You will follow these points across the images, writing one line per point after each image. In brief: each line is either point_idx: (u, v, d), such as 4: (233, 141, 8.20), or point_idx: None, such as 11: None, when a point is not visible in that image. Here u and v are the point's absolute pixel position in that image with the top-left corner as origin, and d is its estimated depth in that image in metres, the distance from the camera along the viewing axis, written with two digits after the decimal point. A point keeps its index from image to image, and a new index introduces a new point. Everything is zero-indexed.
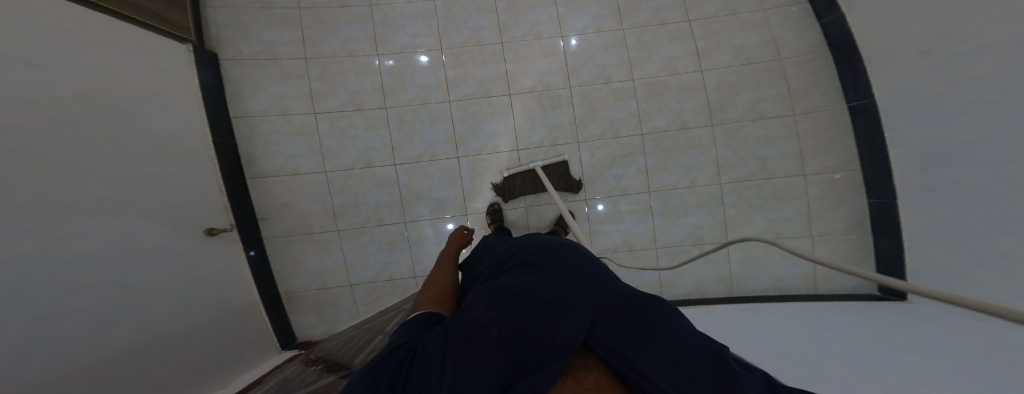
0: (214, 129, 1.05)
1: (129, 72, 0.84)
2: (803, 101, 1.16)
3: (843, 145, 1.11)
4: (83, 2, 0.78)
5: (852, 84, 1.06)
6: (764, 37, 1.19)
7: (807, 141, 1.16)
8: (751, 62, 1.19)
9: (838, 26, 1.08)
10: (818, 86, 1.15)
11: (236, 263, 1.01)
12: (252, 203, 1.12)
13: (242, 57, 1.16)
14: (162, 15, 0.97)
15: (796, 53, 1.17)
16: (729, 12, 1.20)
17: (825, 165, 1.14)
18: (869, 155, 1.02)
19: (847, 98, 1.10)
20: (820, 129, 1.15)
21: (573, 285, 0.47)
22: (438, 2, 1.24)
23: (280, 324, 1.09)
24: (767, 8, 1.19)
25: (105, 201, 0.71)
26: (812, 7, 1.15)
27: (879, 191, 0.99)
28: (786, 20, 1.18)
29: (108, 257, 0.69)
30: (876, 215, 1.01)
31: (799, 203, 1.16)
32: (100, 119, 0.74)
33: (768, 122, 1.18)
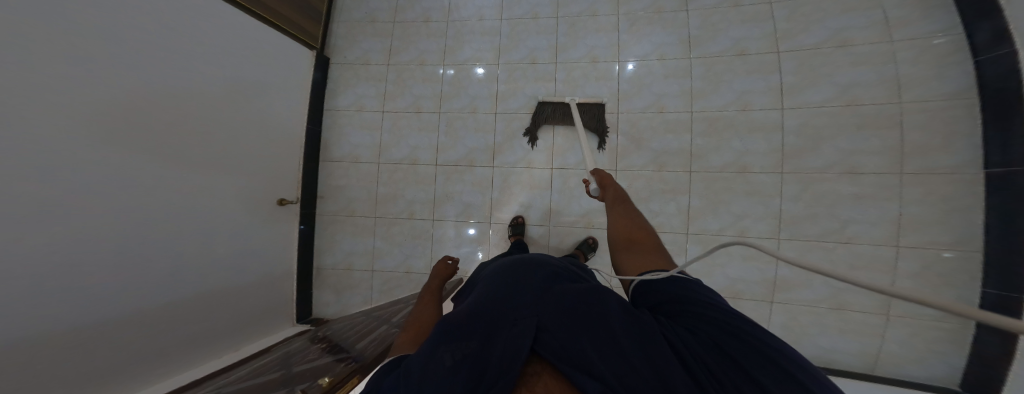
0: (309, 117, 1.28)
1: (261, 67, 1.08)
2: (915, 159, 0.93)
3: (966, 221, 0.89)
4: (248, 12, 1.04)
5: (1000, 143, 0.84)
6: (882, 76, 0.98)
7: (911, 207, 0.93)
8: (854, 104, 0.99)
9: (1000, 66, 0.84)
10: (950, 143, 0.91)
11: (288, 232, 1.19)
12: (316, 181, 1.31)
13: (345, 61, 1.38)
14: (295, 22, 1.21)
15: (923, 98, 0.94)
16: (838, 44, 1.01)
17: (929, 239, 0.91)
18: (1002, 232, 0.83)
19: (986, 161, 0.87)
20: (932, 196, 0.91)
21: (523, 298, 0.48)
22: (504, 22, 1.32)
23: (303, 297, 1.24)
24: (895, 41, 0.98)
25: (198, 166, 0.90)
26: (968, 41, 0.91)
27: (1006, 281, 0.81)
28: (917, 57, 0.95)
29: (183, 211, 0.87)
30: (992, 310, 0.83)
31: (883, 278, 0.94)
32: (219, 102, 0.95)
33: (862, 178, 0.96)
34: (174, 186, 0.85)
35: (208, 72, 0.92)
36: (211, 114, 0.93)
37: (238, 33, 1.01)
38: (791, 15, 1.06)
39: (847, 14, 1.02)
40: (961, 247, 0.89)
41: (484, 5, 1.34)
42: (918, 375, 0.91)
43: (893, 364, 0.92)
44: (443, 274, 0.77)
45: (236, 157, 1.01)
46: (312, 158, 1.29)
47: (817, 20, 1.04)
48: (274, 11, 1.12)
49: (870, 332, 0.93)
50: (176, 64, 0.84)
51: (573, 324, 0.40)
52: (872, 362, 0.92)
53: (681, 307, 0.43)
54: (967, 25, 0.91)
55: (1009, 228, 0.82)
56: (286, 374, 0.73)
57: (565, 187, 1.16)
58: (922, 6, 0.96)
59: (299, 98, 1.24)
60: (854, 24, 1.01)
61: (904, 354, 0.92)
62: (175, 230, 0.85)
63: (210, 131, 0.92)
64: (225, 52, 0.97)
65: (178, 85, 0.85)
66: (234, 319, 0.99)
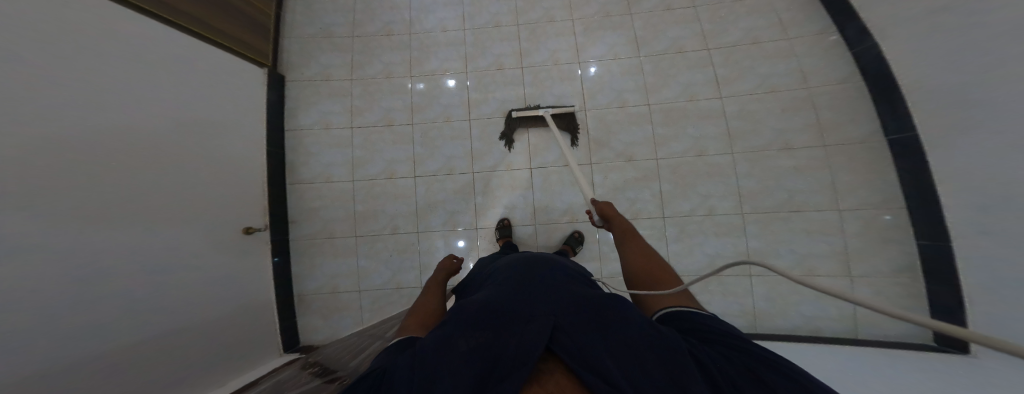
0: (269, 140, 1.21)
1: (214, 90, 1.03)
2: (834, 132, 1.08)
3: (885, 181, 1.02)
4: (200, 38, 1.01)
5: (893, 117, 0.98)
6: (791, 65, 1.13)
7: (842, 174, 1.06)
8: (776, 90, 1.13)
9: (874, 56, 1.00)
10: (853, 118, 1.07)
11: (261, 262, 1.12)
12: (287, 207, 1.24)
13: (304, 78, 1.33)
14: (243, 41, 1.15)
15: (828, 82, 1.10)
16: (751, 41, 1.17)
17: (864, 201, 1.04)
18: (915, 190, 0.94)
19: (885, 132, 1.01)
20: (856, 163, 1.05)
21: (539, 296, 0.49)
22: (467, 32, 1.35)
23: (289, 325, 1.17)
24: (792, 38, 1.15)
25: (158, 196, 0.84)
26: (843, 38, 1.10)
27: (933, 234, 0.89)
28: (813, 49, 1.13)
29: (146, 243, 0.80)
30: (929, 262, 0.91)
31: (835, 240, 1.05)
32: (175, 125, 0.89)
33: (799, 152, 1.09)
34: (132, 217, 0.78)
35: (155, 92, 0.85)
36: (173, 138, 0.88)
37: (182, 51, 0.95)
38: (713, 17, 1.21)
39: (755, 16, 1.19)
40: (891, 204, 1.01)
41: (445, 17, 1.37)
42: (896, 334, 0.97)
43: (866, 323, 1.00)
44: (449, 269, 0.79)
45: (197, 182, 0.94)
46: (279, 182, 1.23)
47: (735, 21, 1.19)
48: (221, 30, 1.07)
49: (839, 295, 1.04)
50: (118, 85, 0.78)
51: (587, 326, 0.41)
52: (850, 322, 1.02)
53: (703, 326, 0.40)
54: (838, 24, 1.10)
55: (921, 185, 0.91)
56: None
57: (545, 185, 1.20)
58: (806, 9, 1.16)
59: (257, 120, 1.18)
60: (762, 23, 1.18)
61: (876, 311, 1.01)
62: (138, 264, 0.77)
63: (165, 158, 0.86)
64: (170, 71, 0.91)
65: (128, 107, 0.79)
66: (212, 355, 0.91)
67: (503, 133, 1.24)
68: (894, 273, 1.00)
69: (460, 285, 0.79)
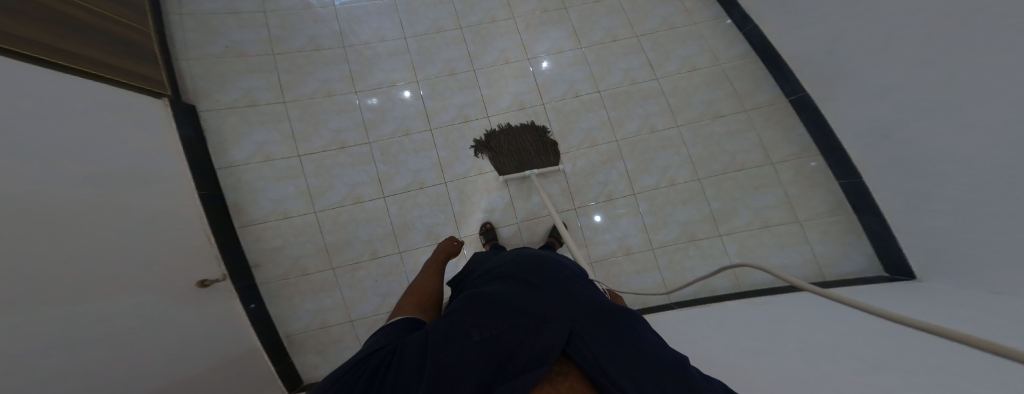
0: (198, 182, 1.07)
1: (122, 133, 0.89)
2: (750, 97, 1.27)
3: (796, 134, 1.23)
4: (93, 77, 0.88)
5: (785, 81, 1.21)
6: (701, 46, 1.31)
7: (765, 132, 1.25)
8: (697, 68, 1.29)
9: (759, 35, 1.23)
10: (758, 85, 1.27)
11: (229, 314, 1.01)
12: (244, 252, 1.13)
13: (220, 106, 1.20)
14: (131, 71, 0.99)
15: (732, 57, 1.29)
16: (668, 27, 1.32)
17: (789, 153, 1.23)
18: (820, 135, 1.15)
19: (784, 92, 1.24)
20: (771, 121, 1.25)
21: (549, 298, 0.51)
22: (409, 40, 1.31)
23: (284, 365, 1.09)
24: (698, 22, 1.32)
25: (94, 258, 0.72)
26: (732, 19, 1.31)
27: (844, 172, 1.12)
28: (716, 31, 1.31)
29: (94, 309, 0.69)
30: (854, 196, 1.11)
31: (776, 190, 1.23)
32: (86, 173, 0.76)
33: (728, 118, 1.27)
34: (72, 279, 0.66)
35: (59, 139, 0.73)
36: (90, 187, 0.76)
37: (78, 92, 0.82)
38: (634, 7, 1.33)
39: (665, 4, 1.34)
40: (806, 153, 1.22)
41: (382, 26, 1.31)
42: (855, 271, 1.13)
43: (828, 261, 1.16)
44: (450, 249, 0.93)
45: (131, 237, 0.82)
46: (226, 228, 1.10)
47: (650, 10, 1.34)
48: (90, 59, 0.89)
49: (798, 241, 1.19)
50: (28, 131, 0.66)
51: (602, 337, 0.43)
52: (815, 265, 1.16)
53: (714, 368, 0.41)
54: (726, 8, 1.31)
55: (822, 131, 1.13)
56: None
57: (519, 183, 1.24)
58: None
59: (172, 160, 1.02)
60: (671, 11, 1.33)
61: (830, 251, 1.17)
62: (87, 334, 0.67)
63: (89, 216, 0.73)
64: (71, 115, 0.78)
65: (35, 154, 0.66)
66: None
67: (478, 141, 1.24)
68: (831, 212, 1.18)
69: (459, 278, 0.83)
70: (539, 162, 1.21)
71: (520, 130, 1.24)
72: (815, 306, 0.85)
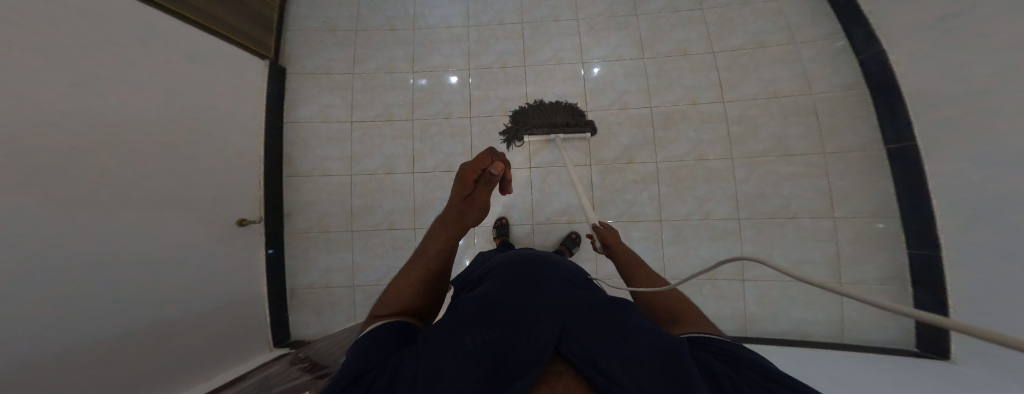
0: (269, 131, 1.22)
1: (216, 80, 1.04)
2: (834, 140, 1.08)
3: (878, 190, 1.03)
4: (217, 35, 1.06)
5: (892, 125, 0.99)
6: (795, 71, 1.14)
7: (839, 181, 1.06)
8: (778, 96, 1.13)
9: (878, 62, 1.01)
10: (856, 125, 1.07)
11: (255, 254, 1.12)
12: (284, 199, 1.24)
13: (305, 71, 1.34)
14: (249, 34, 1.17)
15: (827, 89, 1.10)
16: (756, 45, 1.17)
17: (859, 209, 1.04)
18: (911, 196, 0.93)
19: (885, 140, 1.02)
20: (853, 171, 1.05)
21: (539, 294, 0.48)
22: (472, 29, 1.34)
23: (281, 320, 1.17)
24: (799, 42, 1.14)
25: (155, 184, 0.84)
26: (850, 43, 1.09)
27: (920, 240, 0.91)
28: (821, 55, 1.13)
29: (141, 226, 0.80)
30: (919, 270, 0.92)
31: (828, 246, 1.06)
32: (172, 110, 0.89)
33: (796, 158, 1.09)
34: (127, 196, 0.77)
35: (152, 78, 0.85)
36: (170, 121, 0.89)
37: (185, 41, 0.96)
38: (718, 21, 1.20)
39: (761, 20, 1.18)
40: (883, 211, 1.02)
41: (450, 13, 1.36)
42: (881, 340, 0.99)
43: (858, 330, 1.01)
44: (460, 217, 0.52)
45: (196, 169, 0.95)
46: (277, 173, 1.23)
47: (739, 25, 1.19)
48: (221, 20, 1.06)
49: (830, 300, 1.04)
50: (116, 67, 0.78)
51: (598, 332, 0.39)
52: (837, 325, 1.02)
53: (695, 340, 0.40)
54: (845, 29, 1.10)
55: (915, 191, 0.92)
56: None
57: (543, 184, 1.20)
58: (814, 10, 1.15)
59: (252, 108, 1.17)
60: (766, 28, 1.17)
61: (862, 316, 1.01)
62: (130, 246, 0.77)
63: (163, 146, 0.86)
64: (176, 60, 0.93)
65: (127, 86, 0.79)
66: (200, 348, 0.90)
67: (503, 132, 1.21)
68: (883, 280, 1.01)
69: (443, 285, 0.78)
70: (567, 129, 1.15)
71: (552, 105, 1.18)
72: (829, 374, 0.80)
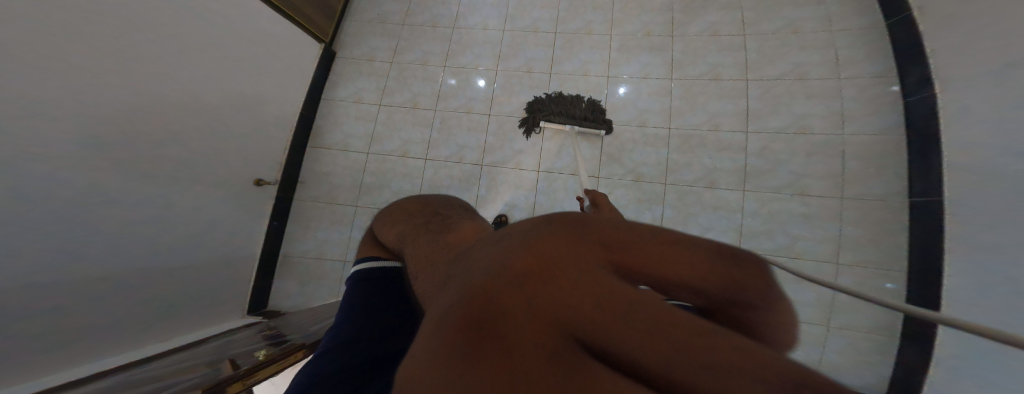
0: (305, 104, 1.32)
1: (266, 51, 1.13)
2: (856, 185, 1.01)
3: (892, 242, 0.96)
4: (279, 12, 1.17)
5: (921, 176, 0.92)
6: (831, 108, 1.06)
7: (850, 227, 0.99)
8: (806, 132, 1.06)
9: (926, 107, 0.93)
10: (881, 173, 1.00)
11: (262, 214, 1.19)
12: (301, 167, 1.32)
13: (352, 57, 1.43)
14: (310, 18, 1.29)
15: (862, 132, 1.03)
16: (796, 76, 1.10)
17: (862, 257, 0.98)
18: (920, 255, 0.89)
19: (908, 191, 0.95)
20: (868, 219, 0.99)
21: None
22: (506, 33, 1.38)
23: (262, 287, 1.20)
24: (843, 78, 1.08)
25: (190, 139, 0.91)
26: (900, 82, 1.01)
27: (921, 298, 0.87)
28: (863, 92, 1.05)
29: (164, 172, 0.87)
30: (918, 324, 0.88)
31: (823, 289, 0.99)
32: (220, 75, 0.98)
33: (811, 199, 1.02)
34: (159, 143, 0.84)
35: (209, 43, 0.94)
36: (216, 84, 0.97)
37: (248, 15, 1.06)
38: (759, 49, 1.16)
39: (805, 51, 1.12)
40: (889, 265, 0.95)
41: (489, 16, 1.41)
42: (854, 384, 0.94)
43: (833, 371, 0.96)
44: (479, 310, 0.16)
45: (228, 128, 1.03)
46: (303, 144, 1.32)
47: (781, 54, 1.14)
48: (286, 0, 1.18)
49: (813, 338, 0.97)
50: (185, 32, 0.87)
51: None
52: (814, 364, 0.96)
53: None
54: (900, 70, 1.01)
55: (930, 250, 0.86)
56: (212, 355, 0.67)
57: (548, 190, 1.18)
58: (866, 50, 1.08)
59: (295, 80, 1.26)
60: (811, 59, 1.11)
61: (839, 359, 0.96)
62: (147, 190, 0.83)
63: (206, 103, 0.95)
64: (237, 31, 1.02)
65: (187, 46, 0.88)
66: (190, 301, 0.94)
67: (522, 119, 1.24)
68: (871, 329, 0.96)
69: None
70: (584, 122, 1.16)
71: (572, 98, 1.21)
72: None
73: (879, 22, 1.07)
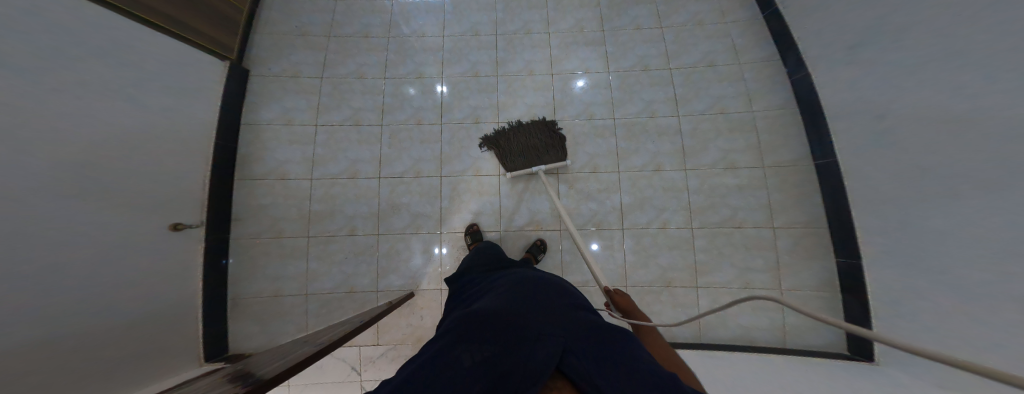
0: (221, 132, 1.14)
1: (157, 72, 0.95)
2: (772, 155, 1.19)
3: (810, 202, 1.13)
4: (172, 35, 1.01)
5: (818, 143, 1.11)
6: (739, 90, 1.24)
7: (777, 193, 1.17)
8: (725, 112, 1.23)
9: (806, 84, 1.14)
10: (789, 140, 1.18)
11: (189, 263, 1.01)
12: (230, 203, 1.15)
13: (269, 74, 1.28)
14: (216, 39, 1.13)
15: (765, 107, 1.22)
16: (707, 64, 1.27)
17: (794, 220, 1.14)
18: (834, 214, 1.07)
19: (814, 156, 1.13)
20: (788, 183, 1.16)
21: (550, 315, 0.49)
22: (447, 39, 1.36)
23: (216, 330, 1.07)
24: (742, 63, 1.26)
25: (71, 185, 0.73)
26: (784, 64, 1.22)
27: (847, 250, 1.04)
28: (759, 76, 1.24)
29: (53, 226, 0.69)
30: (844, 275, 1.05)
31: (769, 255, 1.15)
32: (97, 106, 0.80)
33: (741, 171, 1.19)
34: (33, 193, 0.67)
35: (76, 65, 0.76)
36: (94, 118, 0.79)
37: (130, 33, 0.90)
38: (675, 40, 1.30)
39: (710, 41, 1.29)
40: (801, 215, 1.14)
41: (427, 22, 1.37)
42: (819, 344, 1.07)
43: (800, 336, 1.08)
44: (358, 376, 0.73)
45: (121, 167, 0.85)
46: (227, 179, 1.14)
47: (692, 45, 1.30)
48: (178, 20, 1.02)
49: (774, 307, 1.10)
50: (36, 53, 0.69)
51: (602, 354, 0.40)
52: (779, 331, 1.09)
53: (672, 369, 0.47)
54: (780, 53, 1.23)
55: (838, 205, 1.05)
56: None
57: (512, 192, 1.20)
58: (754, 37, 1.27)
59: (204, 105, 1.09)
60: (716, 49, 1.28)
61: (801, 322, 1.09)
62: (29, 249, 0.65)
63: (83, 142, 0.76)
64: (110, 49, 0.85)
65: (41, 69, 0.69)
66: (83, 369, 0.73)
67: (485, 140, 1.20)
68: (817, 287, 1.10)
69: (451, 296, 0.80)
70: (547, 158, 1.15)
71: (533, 126, 1.19)
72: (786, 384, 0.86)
73: (757, 14, 1.28)
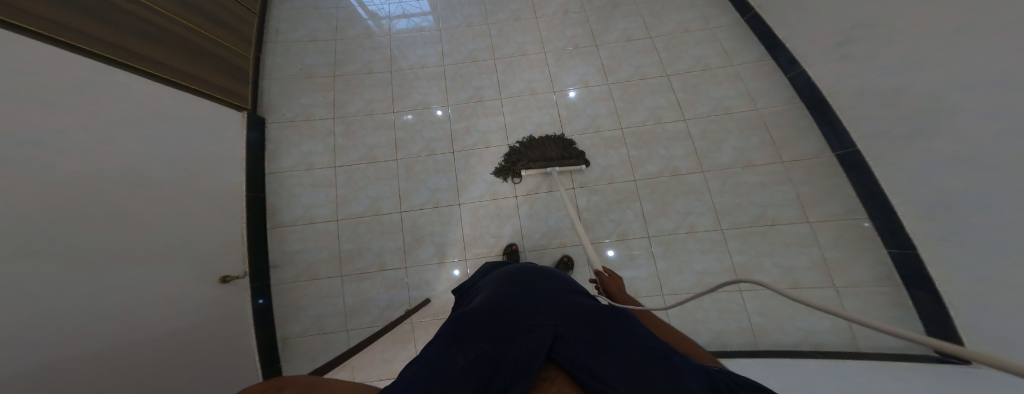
0: (250, 184, 1.21)
1: (196, 135, 1.03)
2: (789, 149, 1.18)
3: (843, 193, 1.11)
4: (204, 96, 1.09)
5: (834, 134, 1.11)
6: (740, 89, 1.25)
7: (804, 187, 1.14)
8: (730, 112, 1.23)
9: (804, 80, 1.17)
10: (804, 134, 1.18)
11: (237, 310, 1.07)
12: (268, 251, 1.22)
13: (284, 120, 1.35)
14: (230, 90, 1.20)
15: (771, 104, 1.22)
16: (702, 68, 1.28)
17: (828, 212, 1.11)
18: (874, 204, 1.03)
19: (832, 148, 1.13)
20: (813, 176, 1.14)
21: (543, 306, 0.50)
22: (447, 67, 1.40)
23: (270, 366, 1.12)
24: (737, 64, 1.28)
25: (136, 251, 0.80)
26: (776, 62, 1.26)
27: (896, 240, 0.98)
28: (756, 74, 1.26)
29: (125, 289, 0.76)
30: (904, 268, 0.98)
31: (812, 250, 1.10)
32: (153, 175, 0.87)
33: (760, 168, 1.17)
34: (105, 267, 0.73)
35: (129, 138, 0.84)
36: (151, 186, 0.87)
37: (174, 103, 0.99)
38: (668, 46, 1.32)
39: (702, 46, 1.31)
40: (827, 202, 1.12)
41: (426, 54, 1.42)
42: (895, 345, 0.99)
43: (874, 337, 1.02)
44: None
45: (179, 225, 0.92)
46: (260, 227, 1.21)
47: (686, 51, 1.31)
48: (204, 80, 1.10)
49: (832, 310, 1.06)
50: (95, 133, 0.77)
51: (592, 340, 0.42)
52: (848, 333, 1.04)
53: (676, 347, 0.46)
54: (769, 51, 1.27)
55: (875, 194, 1.01)
56: None
57: (532, 213, 1.22)
58: (741, 37, 1.31)
59: (234, 160, 1.17)
60: (710, 53, 1.30)
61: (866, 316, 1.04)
62: (108, 313, 0.71)
63: (139, 212, 0.83)
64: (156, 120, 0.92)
65: (103, 150, 0.77)
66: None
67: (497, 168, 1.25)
68: (875, 282, 1.04)
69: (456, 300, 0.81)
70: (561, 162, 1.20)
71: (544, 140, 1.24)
72: (853, 379, 0.83)
73: (739, 18, 1.34)
